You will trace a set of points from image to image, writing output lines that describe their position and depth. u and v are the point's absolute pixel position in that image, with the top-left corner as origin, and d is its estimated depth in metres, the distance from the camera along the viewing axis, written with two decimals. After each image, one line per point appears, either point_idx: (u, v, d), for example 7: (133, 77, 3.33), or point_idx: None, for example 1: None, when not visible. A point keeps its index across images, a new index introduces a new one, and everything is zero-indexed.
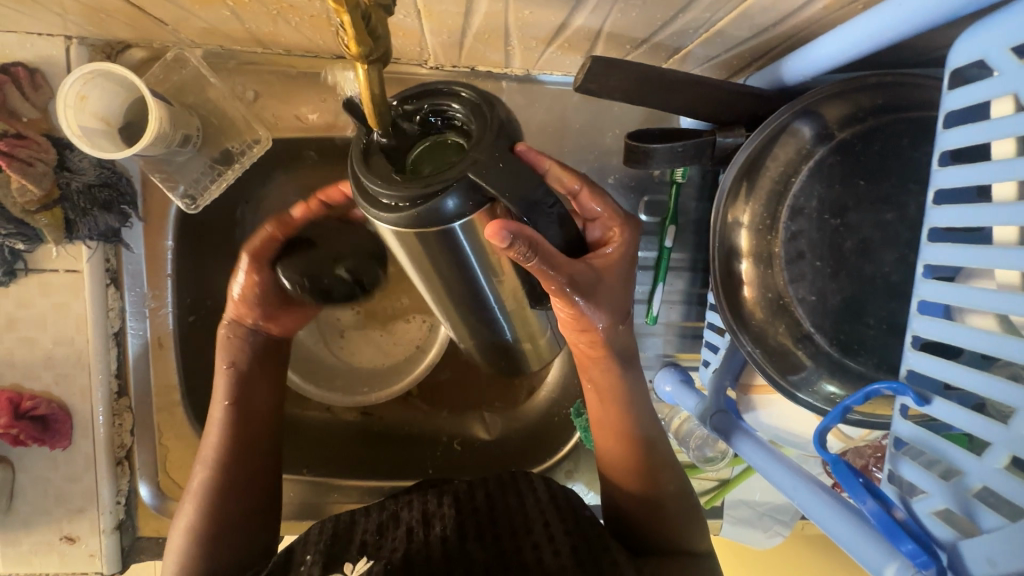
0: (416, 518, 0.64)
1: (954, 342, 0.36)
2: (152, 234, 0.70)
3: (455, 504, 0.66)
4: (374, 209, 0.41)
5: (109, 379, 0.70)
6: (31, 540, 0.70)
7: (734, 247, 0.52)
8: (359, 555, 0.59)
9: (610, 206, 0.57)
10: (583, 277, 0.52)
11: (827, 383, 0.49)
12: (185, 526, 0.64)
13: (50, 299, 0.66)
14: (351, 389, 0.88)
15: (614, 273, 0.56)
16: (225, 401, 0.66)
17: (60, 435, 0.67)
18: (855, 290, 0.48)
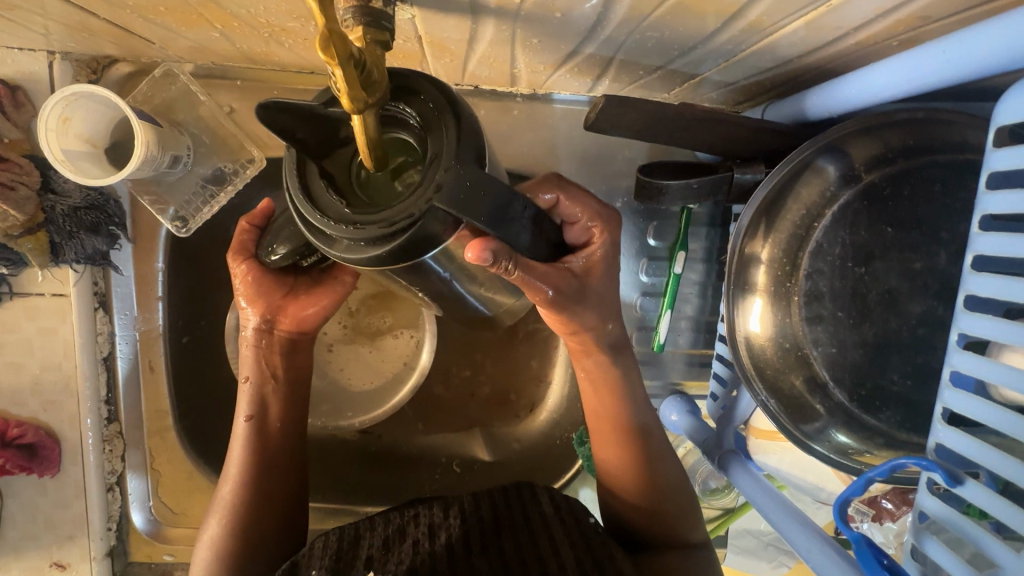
0: (423, 531, 0.62)
1: (989, 423, 0.33)
2: (142, 255, 0.67)
3: (461, 517, 0.63)
4: (332, 248, 0.38)
5: (99, 405, 0.68)
6: (20, 566, 0.69)
7: (748, 288, 0.49)
8: (365, 571, 0.56)
9: (592, 207, 0.54)
10: (565, 283, 0.51)
11: (840, 434, 0.46)
12: (210, 541, 0.63)
13: (36, 323, 0.64)
14: (338, 414, 0.87)
15: (599, 274, 0.55)
16: (245, 414, 0.66)
17: (49, 463, 0.66)
18: (878, 343, 0.45)
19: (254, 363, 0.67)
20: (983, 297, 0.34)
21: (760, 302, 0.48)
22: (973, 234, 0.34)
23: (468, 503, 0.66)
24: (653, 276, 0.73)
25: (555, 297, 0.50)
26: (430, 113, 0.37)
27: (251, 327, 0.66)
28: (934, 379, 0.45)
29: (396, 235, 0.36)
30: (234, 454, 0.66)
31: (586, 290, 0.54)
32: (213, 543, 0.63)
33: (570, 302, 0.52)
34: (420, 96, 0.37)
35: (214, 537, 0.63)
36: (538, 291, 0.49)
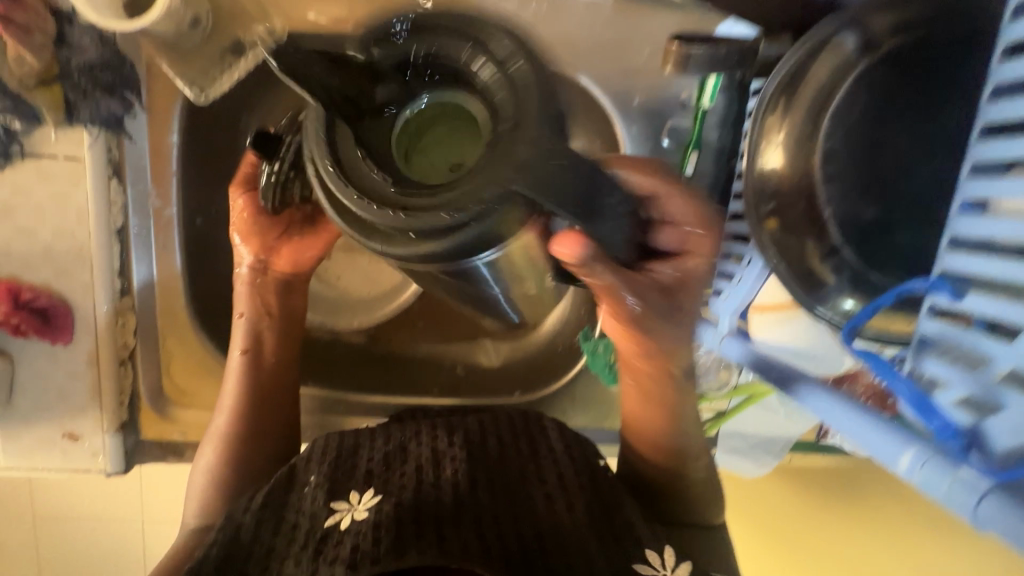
0: (426, 457, 0.64)
1: (992, 241, 0.36)
2: (157, 126, 0.66)
3: (466, 450, 0.65)
4: (371, 239, 0.36)
5: (112, 277, 0.67)
6: (32, 435, 0.69)
7: (766, 170, 0.51)
8: (365, 486, 0.60)
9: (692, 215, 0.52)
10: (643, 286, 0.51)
11: (848, 300, 0.49)
12: (209, 463, 0.68)
13: (49, 187, 0.63)
14: (336, 314, 0.91)
15: (692, 282, 0.54)
16: (240, 348, 0.69)
17: (61, 330, 0.66)
18: (889, 205, 0.48)
19: (249, 299, 0.70)
20: (998, 126, 0.36)
21: (777, 184, 0.50)
22: (994, 67, 0.37)
23: (471, 428, 0.69)
24: None
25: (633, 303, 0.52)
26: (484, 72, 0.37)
27: (246, 265, 0.70)
28: (935, 237, 0.48)
29: (465, 227, 0.34)
30: (230, 384, 0.69)
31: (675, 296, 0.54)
32: (210, 469, 0.67)
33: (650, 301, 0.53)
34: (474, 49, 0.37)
35: (213, 461, 0.67)
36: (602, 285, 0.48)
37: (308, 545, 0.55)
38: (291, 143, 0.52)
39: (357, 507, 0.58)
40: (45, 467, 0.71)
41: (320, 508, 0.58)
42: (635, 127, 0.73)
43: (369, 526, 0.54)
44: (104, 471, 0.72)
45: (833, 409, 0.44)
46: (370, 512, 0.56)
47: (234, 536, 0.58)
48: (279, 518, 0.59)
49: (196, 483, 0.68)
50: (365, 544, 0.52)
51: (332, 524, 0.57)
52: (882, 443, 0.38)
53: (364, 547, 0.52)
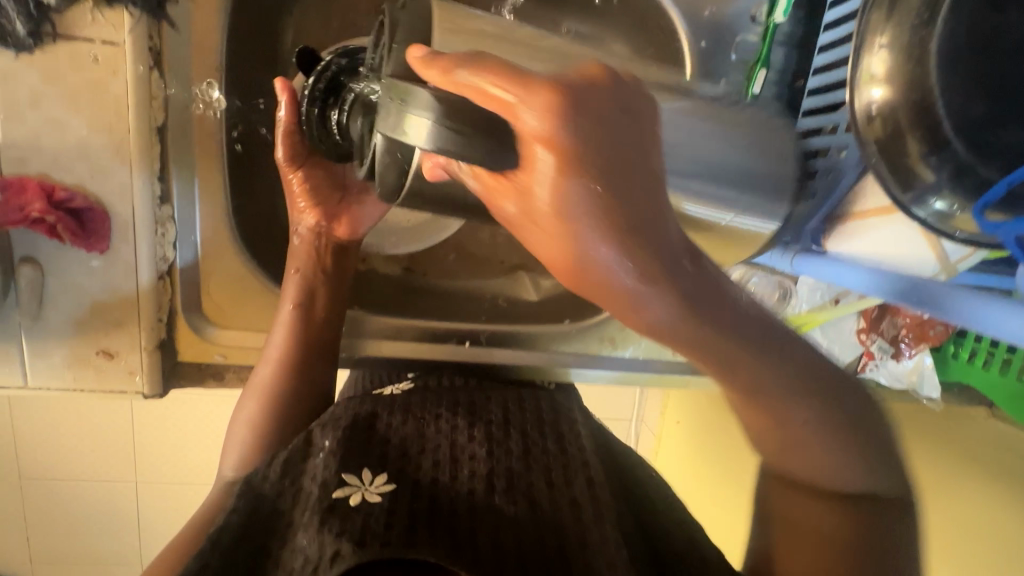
0: (445, 453, 0.62)
1: None
2: (202, 13, 0.61)
3: (486, 447, 0.63)
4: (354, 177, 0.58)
5: (152, 180, 0.62)
6: (63, 353, 0.65)
7: (868, 74, 0.51)
8: (379, 468, 0.59)
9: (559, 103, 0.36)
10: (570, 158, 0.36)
11: (940, 199, 0.49)
12: (249, 414, 0.68)
13: (84, 75, 0.57)
14: (377, 239, 0.88)
15: (557, 222, 0.38)
16: (292, 302, 0.68)
17: (98, 237, 0.61)
18: (1002, 94, 0.46)
19: (305, 255, 0.69)
20: None
21: (881, 87, 0.50)
22: None
23: (496, 417, 0.69)
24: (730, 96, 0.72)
25: (579, 210, 0.37)
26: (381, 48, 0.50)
27: (305, 228, 0.70)
28: None
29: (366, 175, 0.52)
30: (278, 338, 0.68)
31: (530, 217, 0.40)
32: (252, 421, 0.67)
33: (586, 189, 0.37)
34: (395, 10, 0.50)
35: (255, 414, 0.67)
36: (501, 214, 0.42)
37: (315, 513, 0.54)
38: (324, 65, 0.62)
39: (371, 488, 0.56)
40: (77, 387, 0.67)
41: (331, 477, 0.57)
42: (702, 41, 0.70)
43: (382, 509, 0.53)
44: (140, 394, 0.68)
45: (953, 298, 0.48)
46: (382, 496, 0.55)
47: (257, 501, 0.58)
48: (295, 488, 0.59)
49: (235, 433, 0.68)
50: (377, 525, 0.51)
51: (339, 497, 0.55)
52: (979, 311, 0.45)
53: (376, 529, 0.50)
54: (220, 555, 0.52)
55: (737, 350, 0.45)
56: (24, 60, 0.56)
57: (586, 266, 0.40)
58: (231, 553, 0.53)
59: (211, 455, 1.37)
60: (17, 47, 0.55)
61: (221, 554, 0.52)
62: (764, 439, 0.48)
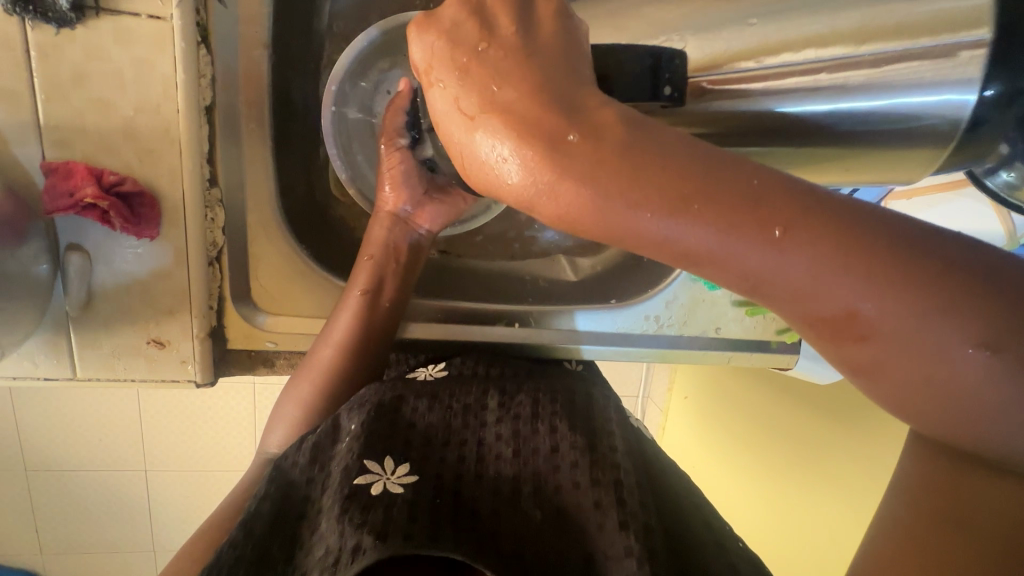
0: (473, 448, 0.61)
1: None
2: None
3: (513, 444, 0.61)
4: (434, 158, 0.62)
5: (202, 164, 0.60)
6: (113, 343, 0.63)
7: None
8: (401, 457, 0.58)
9: (437, 34, 0.37)
10: (444, 66, 0.36)
11: (1008, 171, 0.51)
12: (302, 396, 0.67)
13: (130, 52, 0.54)
14: None
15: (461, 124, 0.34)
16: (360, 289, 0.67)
17: (149, 222, 0.59)
18: None
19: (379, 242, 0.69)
20: None
21: None
22: None
23: (527, 408, 0.66)
24: None
25: (463, 103, 0.34)
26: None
27: (385, 210, 0.70)
28: None
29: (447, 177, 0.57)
30: (341, 323, 0.67)
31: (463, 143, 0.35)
32: (302, 402, 0.67)
33: (464, 79, 0.34)
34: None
35: (303, 389, 0.67)
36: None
37: (337, 497, 0.54)
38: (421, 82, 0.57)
39: (391, 477, 0.55)
40: (127, 377, 0.65)
41: (353, 462, 0.56)
42: None
43: (405, 501, 0.53)
44: (192, 382, 0.67)
45: None
46: (405, 488, 0.54)
47: (287, 489, 0.59)
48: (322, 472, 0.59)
49: (286, 418, 0.67)
50: (399, 518, 0.51)
51: (361, 484, 0.54)
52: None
53: (399, 521, 0.51)
54: (256, 544, 0.53)
55: (774, 253, 0.31)
56: (66, 35, 0.53)
57: (484, 164, 0.33)
58: (262, 548, 0.53)
59: (228, 440, 1.36)
60: (59, 22, 0.52)
61: (256, 546, 0.53)
62: (927, 415, 0.32)
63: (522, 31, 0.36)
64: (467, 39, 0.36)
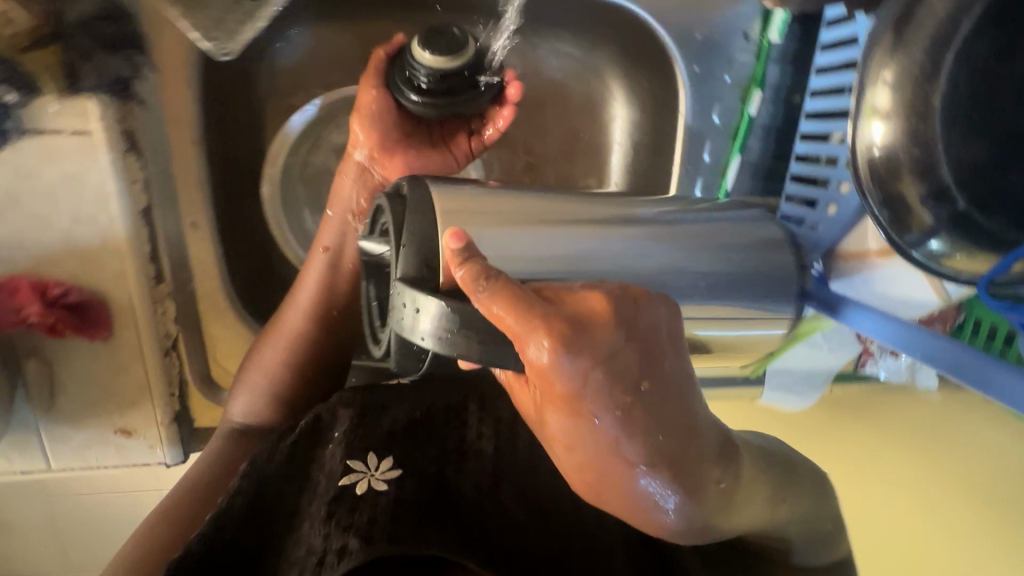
0: (451, 445, 0.68)
1: None
2: (171, 88, 0.58)
3: (493, 441, 0.70)
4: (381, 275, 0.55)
5: (146, 263, 0.61)
6: (81, 436, 0.66)
7: (873, 106, 0.48)
8: (384, 452, 0.63)
9: (511, 292, 0.37)
10: (527, 321, 0.36)
11: (938, 240, 0.48)
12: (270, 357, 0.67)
13: (59, 168, 0.55)
14: None
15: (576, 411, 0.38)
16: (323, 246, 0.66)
17: (99, 325, 0.61)
18: (1005, 143, 0.45)
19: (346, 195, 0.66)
20: None
21: (884, 123, 0.48)
22: None
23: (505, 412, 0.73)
24: (725, 118, 0.71)
25: (594, 407, 0.38)
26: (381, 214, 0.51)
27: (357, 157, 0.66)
28: None
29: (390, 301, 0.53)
30: (309, 284, 0.67)
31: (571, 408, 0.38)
32: (270, 371, 0.67)
33: (574, 354, 0.37)
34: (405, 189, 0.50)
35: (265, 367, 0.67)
36: (535, 417, 0.43)
37: (322, 501, 0.59)
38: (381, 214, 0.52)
39: (374, 473, 0.61)
40: (100, 464, 0.68)
41: (337, 465, 0.61)
42: (693, 64, 0.69)
43: (388, 500, 0.58)
44: (163, 463, 0.70)
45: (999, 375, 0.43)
46: (389, 485, 0.60)
47: (260, 486, 0.60)
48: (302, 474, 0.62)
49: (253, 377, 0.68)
50: (385, 519, 0.56)
51: (346, 484, 0.59)
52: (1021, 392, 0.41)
53: (382, 524, 0.55)
54: (229, 535, 0.56)
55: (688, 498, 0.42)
56: None
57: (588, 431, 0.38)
58: (233, 536, 0.56)
59: None
60: None
61: (227, 533, 0.56)
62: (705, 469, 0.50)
63: (604, 326, 0.38)
64: (539, 301, 0.38)
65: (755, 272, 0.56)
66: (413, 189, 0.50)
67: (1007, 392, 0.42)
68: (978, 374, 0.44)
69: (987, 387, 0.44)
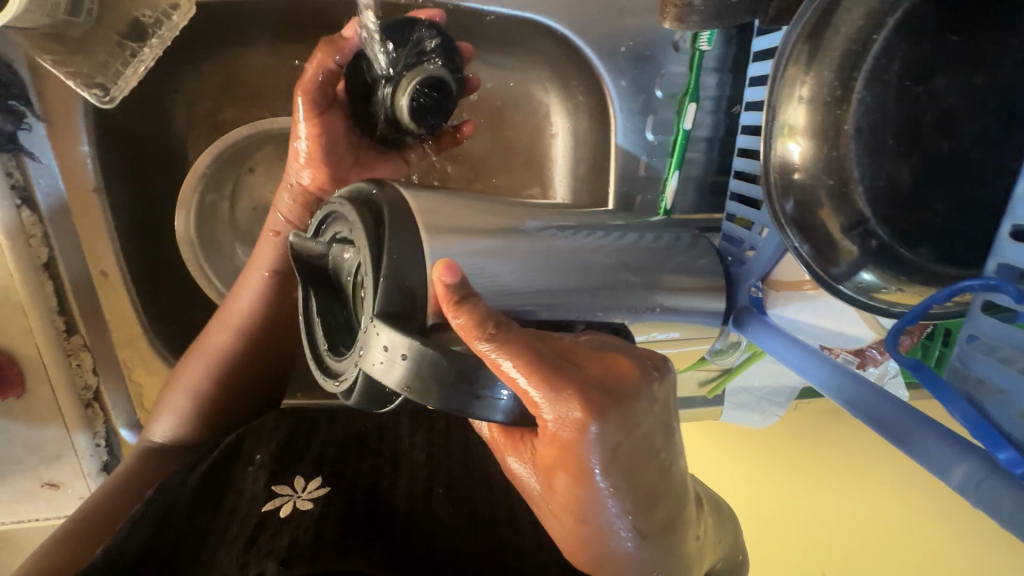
0: (387, 458, 0.61)
1: (1007, 338, 0.33)
2: (61, 137, 0.56)
3: (427, 449, 0.62)
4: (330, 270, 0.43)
5: (52, 316, 0.60)
6: (8, 490, 0.65)
7: (787, 123, 0.44)
8: (313, 472, 0.57)
9: (524, 343, 0.34)
10: (554, 384, 0.33)
11: (867, 273, 0.44)
12: (194, 384, 0.60)
13: None
14: None
15: (568, 479, 0.35)
16: (268, 269, 0.58)
17: (10, 384, 0.59)
18: (927, 168, 0.41)
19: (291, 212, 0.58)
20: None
21: (801, 143, 0.44)
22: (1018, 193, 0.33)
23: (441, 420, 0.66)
24: (660, 133, 0.66)
25: (602, 478, 0.35)
26: (346, 223, 0.40)
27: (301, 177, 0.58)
28: (986, 217, 0.41)
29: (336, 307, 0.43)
30: (247, 300, 0.59)
31: (565, 466, 0.35)
32: (192, 388, 0.60)
33: (601, 421, 0.33)
34: (379, 196, 0.41)
35: (188, 380, 0.60)
36: (526, 480, 0.39)
37: (241, 532, 0.51)
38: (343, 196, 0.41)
39: (302, 494, 0.54)
40: (32, 517, 0.67)
41: (259, 489, 0.55)
42: (621, 79, 0.64)
43: (313, 520, 0.51)
44: None
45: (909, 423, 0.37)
46: (315, 503, 0.53)
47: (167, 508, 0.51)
48: (217, 500, 0.54)
49: (172, 407, 0.60)
50: (306, 538, 0.49)
51: (269, 510, 0.52)
52: (938, 450, 0.34)
53: (305, 542, 0.49)
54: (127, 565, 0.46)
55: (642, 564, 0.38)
56: None
57: (583, 501, 0.36)
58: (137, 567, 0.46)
59: None
60: None
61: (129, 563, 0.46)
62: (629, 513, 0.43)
63: (637, 388, 0.36)
64: (559, 359, 0.35)
65: (666, 276, 0.52)
66: (385, 197, 0.41)
67: (923, 447, 0.35)
68: (896, 428, 0.37)
69: (904, 446, 0.37)
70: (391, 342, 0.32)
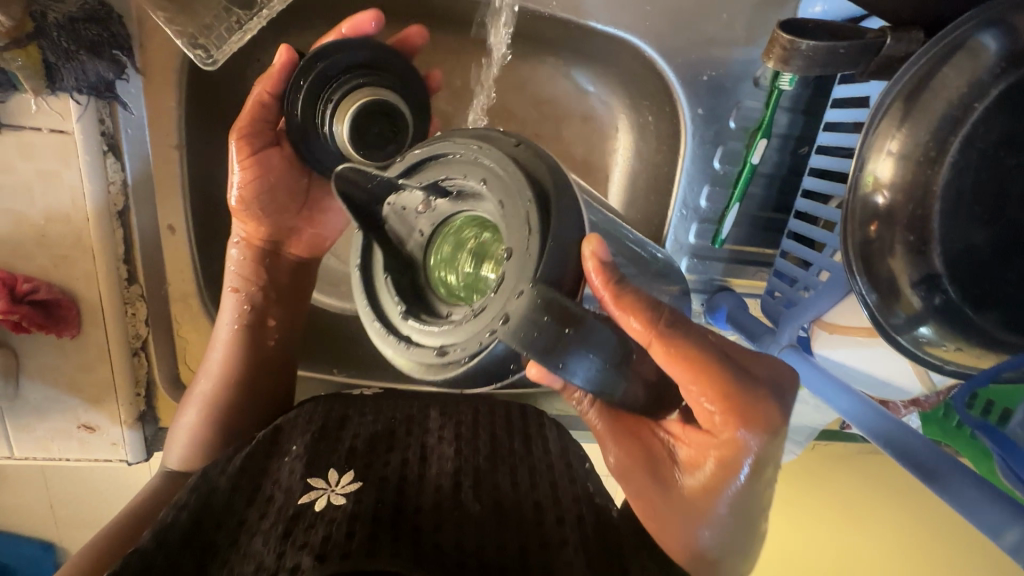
0: (416, 451, 0.61)
1: None
2: (154, 92, 0.57)
3: (455, 444, 0.63)
4: (411, 216, 0.33)
5: (117, 263, 0.61)
6: (45, 427, 0.66)
7: (871, 177, 0.45)
8: (345, 467, 0.57)
9: (686, 343, 0.34)
10: (718, 385, 0.35)
11: (926, 327, 0.45)
12: (190, 423, 0.63)
13: (36, 164, 0.55)
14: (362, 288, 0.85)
15: (707, 461, 0.38)
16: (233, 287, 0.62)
17: (67, 323, 0.60)
18: (1006, 238, 0.43)
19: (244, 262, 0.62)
20: None
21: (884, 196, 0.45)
22: None
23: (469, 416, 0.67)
24: (727, 163, 0.68)
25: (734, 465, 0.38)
26: (478, 173, 0.30)
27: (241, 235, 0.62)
28: None
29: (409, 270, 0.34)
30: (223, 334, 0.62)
31: (703, 447, 0.38)
32: (193, 424, 0.63)
33: (752, 424, 0.36)
34: (523, 144, 0.31)
35: (231, 344, 0.62)
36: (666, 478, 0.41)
37: (276, 522, 0.51)
38: (469, 131, 0.31)
39: (335, 489, 0.54)
40: (62, 456, 0.68)
41: (296, 483, 0.55)
42: (696, 106, 0.66)
43: (345, 515, 0.51)
44: (125, 462, 0.69)
45: (963, 485, 0.37)
46: (348, 498, 0.53)
47: (208, 496, 0.54)
48: (256, 486, 0.56)
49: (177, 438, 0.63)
50: (339, 535, 0.48)
51: (305, 503, 0.53)
52: (990, 515, 0.35)
53: (338, 540, 0.47)
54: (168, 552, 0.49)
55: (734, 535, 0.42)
56: None
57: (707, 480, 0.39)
58: (177, 557, 0.49)
59: None
60: None
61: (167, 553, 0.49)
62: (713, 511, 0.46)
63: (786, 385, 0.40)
64: (721, 355, 0.37)
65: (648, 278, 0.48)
66: (534, 154, 0.31)
67: (977, 510, 0.36)
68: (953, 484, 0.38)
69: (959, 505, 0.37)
70: (543, 305, 0.27)
